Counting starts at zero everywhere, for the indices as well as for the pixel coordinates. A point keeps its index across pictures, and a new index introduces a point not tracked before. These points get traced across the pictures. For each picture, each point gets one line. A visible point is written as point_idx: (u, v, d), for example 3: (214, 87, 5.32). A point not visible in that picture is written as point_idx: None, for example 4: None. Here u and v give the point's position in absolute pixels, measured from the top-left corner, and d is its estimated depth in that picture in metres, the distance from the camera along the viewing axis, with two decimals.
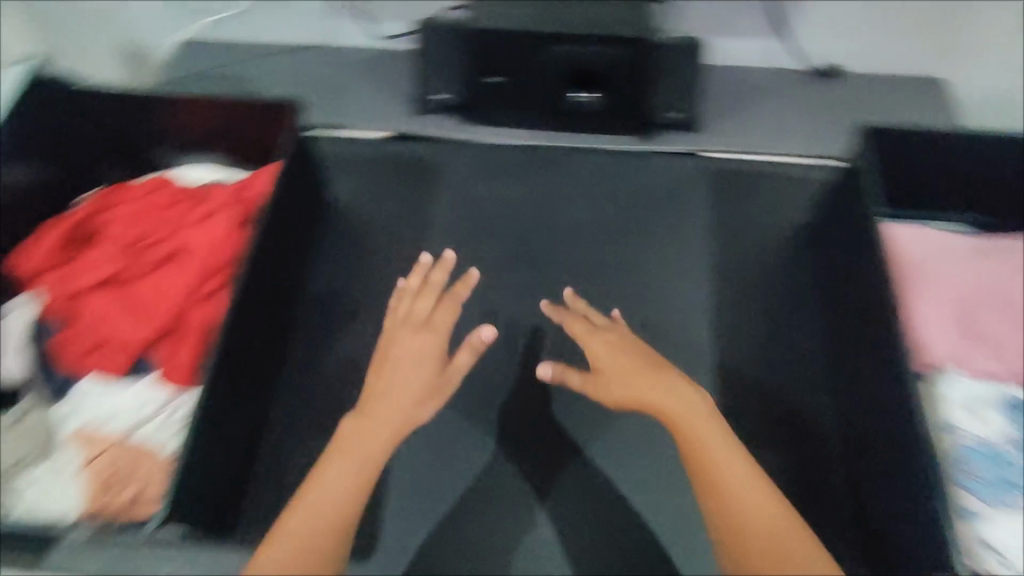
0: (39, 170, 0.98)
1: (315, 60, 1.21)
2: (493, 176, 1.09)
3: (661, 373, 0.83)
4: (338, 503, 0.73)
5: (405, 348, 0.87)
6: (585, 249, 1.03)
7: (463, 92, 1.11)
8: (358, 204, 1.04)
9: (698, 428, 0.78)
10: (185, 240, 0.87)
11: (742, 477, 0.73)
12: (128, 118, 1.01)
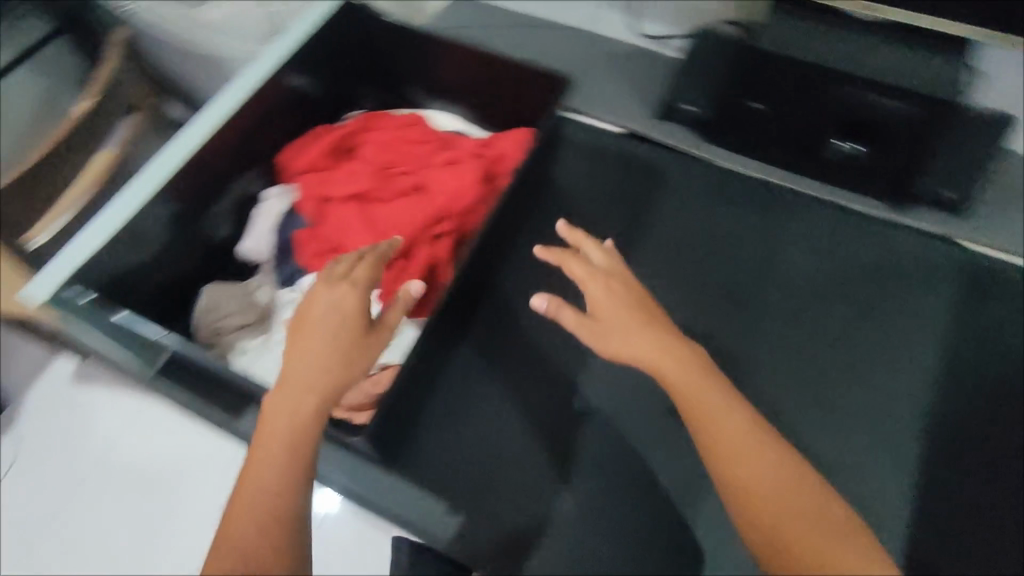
0: (312, 82, 1.01)
1: (571, 39, 1.18)
2: (719, 204, 1.06)
3: (650, 329, 0.66)
4: (262, 498, 0.60)
5: (329, 297, 0.70)
6: (793, 306, 0.98)
7: (717, 109, 1.02)
8: (580, 195, 1.06)
9: (706, 407, 0.61)
10: (430, 177, 0.89)
11: (757, 440, 0.59)
12: (402, 50, 1.06)
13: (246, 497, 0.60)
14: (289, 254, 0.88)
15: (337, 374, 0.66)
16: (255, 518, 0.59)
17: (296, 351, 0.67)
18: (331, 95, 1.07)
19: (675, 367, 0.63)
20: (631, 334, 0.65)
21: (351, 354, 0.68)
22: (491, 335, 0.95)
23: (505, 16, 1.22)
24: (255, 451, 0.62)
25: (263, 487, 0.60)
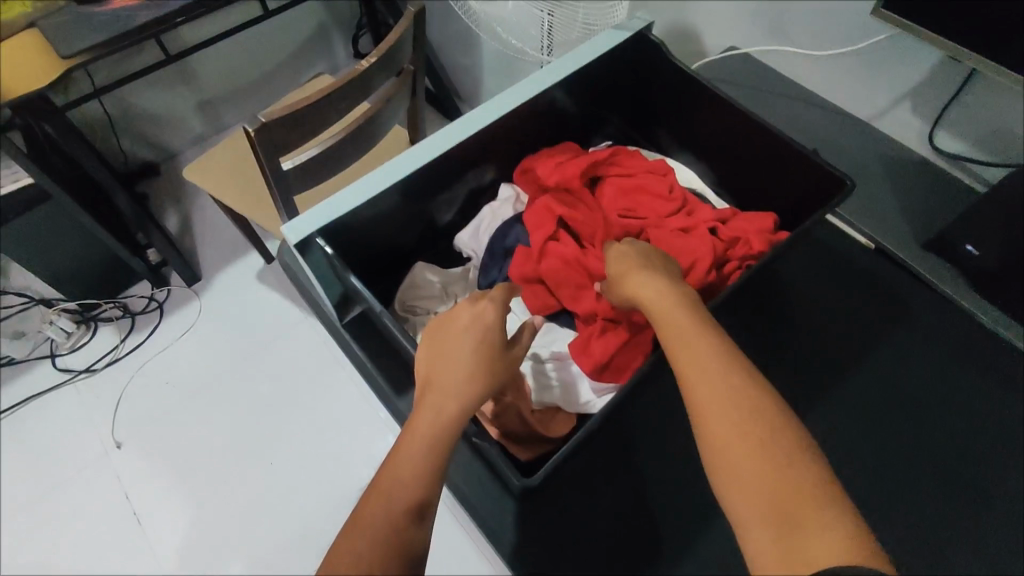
0: (576, 103, 1.01)
1: (844, 129, 1.09)
2: (938, 367, 1.00)
3: (662, 282, 0.64)
4: (390, 516, 0.53)
5: (475, 311, 0.65)
6: (981, 504, 0.92)
7: (1004, 265, 0.90)
8: (796, 303, 1.08)
9: (687, 349, 0.55)
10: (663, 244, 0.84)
11: (715, 380, 0.52)
12: (671, 97, 1.01)
13: (374, 506, 0.54)
14: (497, 260, 0.91)
15: (474, 386, 0.62)
16: (384, 533, 0.52)
17: (437, 359, 0.64)
18: (584, 116, 1.06)
19: (678, 313, 0.59)
20: (646, 288, 0.64)
21: (487, 373, 0.63)
22: (661, 404, 0.99)
23: (781, 83, 1.14)
24: (385, 466, 0.57)
25: (394, 500, 0.54)
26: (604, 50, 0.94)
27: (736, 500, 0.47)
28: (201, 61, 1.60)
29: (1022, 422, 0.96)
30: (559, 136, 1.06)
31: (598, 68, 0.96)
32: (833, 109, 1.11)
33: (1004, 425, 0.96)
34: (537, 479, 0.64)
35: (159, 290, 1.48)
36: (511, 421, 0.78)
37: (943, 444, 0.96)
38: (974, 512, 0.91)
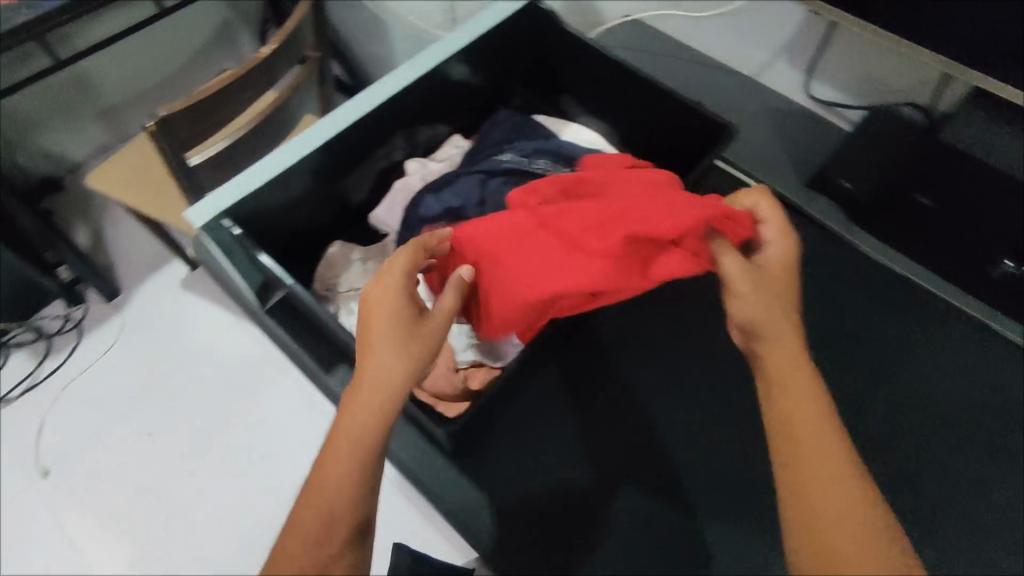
0: (476, 75, 1.04)
1: (733, 86, 1.16)
2: (847, 289, 1.02)
3: (780, 333, 0.53)
4: (324, 528, 0.51)
5: (382, 293, 0.60)
6: (900, 413, 0.93)
7: (876, 192, 0.98)
8: None
9: (806, 420, 0.50)
10: (631, 210, 0.67)
11: (834, 460, 0.48)
12: (567, 63, 1.06)
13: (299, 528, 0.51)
14: (413, 231, 0.92)
15: (389, 371, 0.56)
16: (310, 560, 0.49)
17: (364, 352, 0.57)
18: (487, 89, 1.09)
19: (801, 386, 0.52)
20: (768, 340, 0.54)
21: (401, 352, 0.57)
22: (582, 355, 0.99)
23: (676, 48, 1.21)
24: (315, 466, 0.54)
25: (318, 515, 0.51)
26: (497, 23, 0.99)
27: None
28: (102, 70, 1.54)
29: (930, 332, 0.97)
30: (468, 111, 1.09)
31: (491, 39, 1.00)
32: (721, 68, 1.18)
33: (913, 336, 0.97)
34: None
35: (76, 308, 1.42)
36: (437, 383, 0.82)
37: (861, 363, 0.97)
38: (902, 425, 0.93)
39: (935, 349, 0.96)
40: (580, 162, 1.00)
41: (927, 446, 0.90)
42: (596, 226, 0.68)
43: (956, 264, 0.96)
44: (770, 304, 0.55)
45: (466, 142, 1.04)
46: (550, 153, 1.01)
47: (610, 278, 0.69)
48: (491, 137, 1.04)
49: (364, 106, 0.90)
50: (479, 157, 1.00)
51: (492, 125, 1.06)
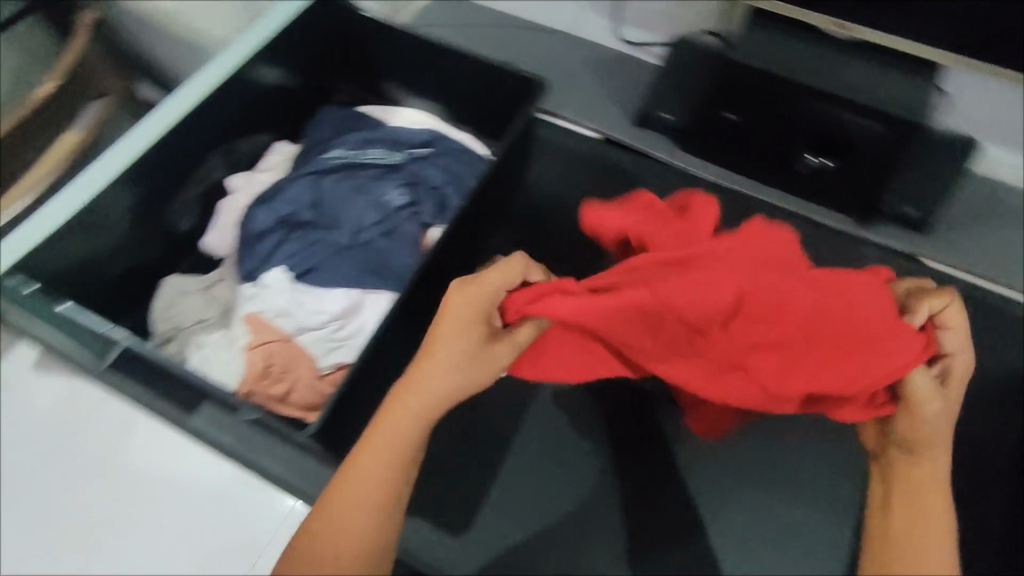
0: (286, 75, 1.00)
1: (551, 43, 1.19)
2: None
3: (928, 439, 0.58)
4: (359, 517, 0.54)
5: (463, 304, 0.59)
6: None
7: (692, 118, 1.01)
8: (549, 194, 1.06)
9: (928, 506, 0.56)
10: (812, 382, 0.60)
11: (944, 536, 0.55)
12: (375, 46, 1.03)
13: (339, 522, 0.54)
14: (251, 246, 0.88)
15: (453, 387, 0.58)
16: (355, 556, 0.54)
17: (422, 357, 0.58)
18: (303, 88, 1.05)
19: (928, 478, 0.58)
20: (915, 441, 0.59)
21: (460, 369, 0.57)
22: None
23: (491, 15, 1.22)
24: (360, 452, 0.56)
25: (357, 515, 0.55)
26: (291, 17, 0.94)
27: None
28: None
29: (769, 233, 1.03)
30: (289, 115, 1.05)
31: (289, 35, 0.95)
32: (535, 26, 1.21)
33: None
34: (313, 428, 0.69)
35: None
36: (306, 393, 0.81)
37: None
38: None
39: None
40: (412, 145, 0.99)
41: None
42: (751, 345, 0.60)
43: (777, 171, 1.01)
44: (927, 434, 0.58)
45: (294, 147, 1.00)
46: (380, 140, 0.99)
47: (714, 382, 0.63)
48: (317, 137, 1.00)
49: (156, 129, 0.82)
50: (307, 159, 0.96)
51: (316, 127, 1.02)
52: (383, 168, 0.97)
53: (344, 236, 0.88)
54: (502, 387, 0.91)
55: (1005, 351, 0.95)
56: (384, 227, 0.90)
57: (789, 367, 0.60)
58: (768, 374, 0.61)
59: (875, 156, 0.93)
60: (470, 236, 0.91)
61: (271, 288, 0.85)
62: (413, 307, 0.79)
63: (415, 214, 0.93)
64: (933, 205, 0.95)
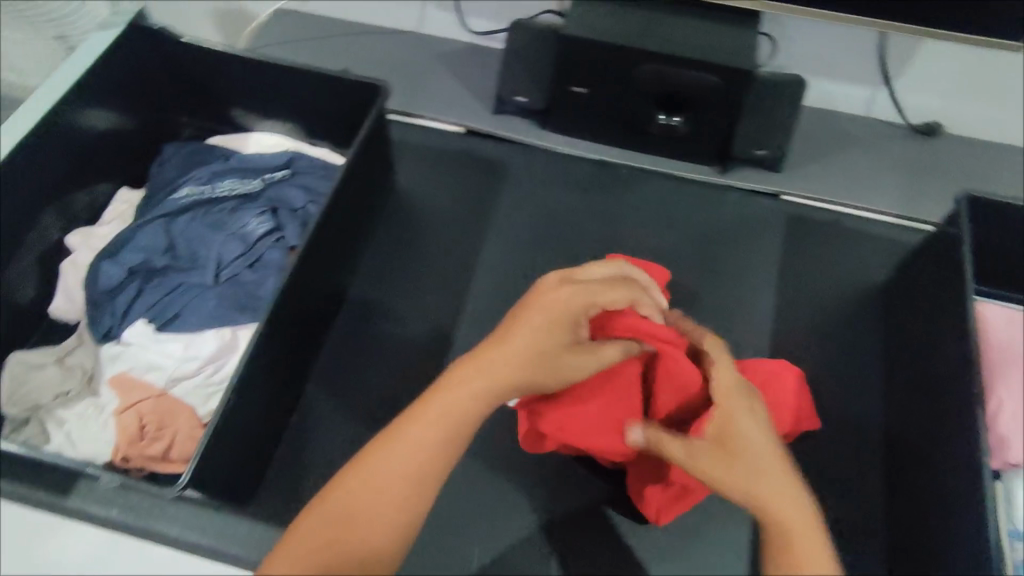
0: (116, 118, 0.94)
1: (401, 45, 1.18)
2: (567, 184, 1.06)
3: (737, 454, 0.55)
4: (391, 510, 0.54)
5: (573, 294, 0.63)
6: None
7: (544, 97, 1.04)
8: (420, 193, 1.04)
9: (793, 524, 0.51)
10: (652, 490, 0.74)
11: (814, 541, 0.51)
12: (206, 72, 0.97)
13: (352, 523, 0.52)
14: (104, 305, 0.83)
15: (512, 386, 0.60)
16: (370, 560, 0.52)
17: (495, 340, 0.61)
18: (142, 129, 0.99)
19: (767, 483, 0.53)
20: (728, 462, 0.54)
21: (528, 358, 0.60)
22: (340, 350, 0.90)
23: (336, 27, 1.20)
24: (399, 424, 0.57)
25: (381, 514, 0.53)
26: (105, 56, 0.88)
27: None
28: None
29: (641, 194, 1.06)
30: (132, 161, 0.99)
31: (106, 75, 0.89)
32: (383, 31, 1.19)
33: (628, 201, 1.05)
34: (180, 484, 0.66)
35: None
36: (188, 444, 0.76)
37: (599, 243, 1.02)
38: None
39: (650, 206, 1.05)
40: (267, 170, 0.95)
41: (676, 292, 0.98)
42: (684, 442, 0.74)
43: (634, 134, 1.05)
44: (729, 446, 0.55)
45: (139, 193, 0.96)
46: (231, 170, 0.95)
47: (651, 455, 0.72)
48: (162, 178, 0.95)
49: None
50: (154, 204, 0.91)
51: (160, 167, 0.97)
52: (239, 198, 0.92)
53: (205, 276, 0.84)
54: (398, 396, 0.87)
55: (871, 264, 0.99)
56: (247, 259, 0.86)
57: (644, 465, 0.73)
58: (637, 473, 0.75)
59: (715, 106, 0.97)
60: (335, 252, 0.88)
61: (131, 343, 0.80)
62: (285, 333, 0.78)
63: (279, 240, 0.89)
64: (777, 143, 1.01)
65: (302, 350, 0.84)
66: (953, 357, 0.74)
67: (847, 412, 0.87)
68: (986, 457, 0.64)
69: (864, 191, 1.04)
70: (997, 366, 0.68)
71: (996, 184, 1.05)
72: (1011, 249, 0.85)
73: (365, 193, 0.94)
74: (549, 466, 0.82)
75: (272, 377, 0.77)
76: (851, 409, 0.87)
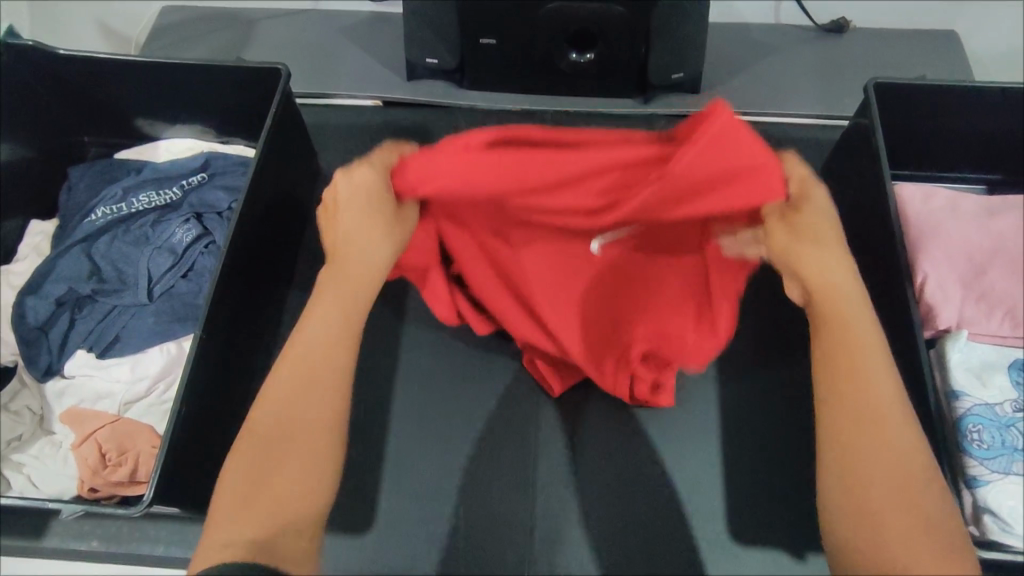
0: (12, 148, 0.89)
1: (302, 24, 1.14)
2: None
3: (820, 248, 0.62)
4: (334, 369, 0.61)
5: (351, 183, 0.65)
6: None
7: (454, 53, 1.03)
8: None
9: (856, 328, 0.60)
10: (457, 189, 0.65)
11: (872, 337, 0.60)
12: (97, 86, 0.92)
13: (304, 383, 0.60)
14: (38, 342, 0.80)
15: (347, 351, 0.63)
16: (312, 423, 0.59)
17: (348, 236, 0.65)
18: (44, 156, 0.94)
19: (841, 279, 0.62)
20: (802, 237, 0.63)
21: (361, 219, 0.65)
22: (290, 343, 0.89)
23: (233, 15, 1.15)
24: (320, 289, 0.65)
25: (305, 392, 0.60)
26: None
27: (868, 426, 0.56)
28: None
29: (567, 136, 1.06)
30: (40, 191, 0.95)
31: None
32: (281, 13, 1.15)
33: None
34: (142, 503, 0.65)
35: None
36: (151, 461, 0.74)
37: None
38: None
39: None
40: (183, 176, 0.92)
41: None
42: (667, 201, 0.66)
43: (551, 76, 1.04)
44: (807, 230, 0.63)
45: (52, 222, 0.92)
46: (145, 182, 0.91)
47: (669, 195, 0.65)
48: (75, 202, 0.91)
49: None
50: (69, 229, 0.88)
51: (70, 192, 0.93)
52: (160, 209, 0.89)
53: (138, 294, 0.82)
54: (357, 378, 0.85)
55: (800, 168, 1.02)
56: (179, 270, 0.84)
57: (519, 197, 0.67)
58: (541, 171, 0.65)
59: (625, 37, 0.96)
60: (267, 245, 0.86)
61: (78, 374, 0.79)
62: (224, 334, 0.77)
63: (209, 245, 0.87)
64: (691, 64, 1.01)
65: (247, 348, 0.82)
66: (880, 241, 0.76)
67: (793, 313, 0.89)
68: (918, 326, 0.66)
69: (782, 96, 1.06)
70: (919, 239, 0.71)
71: (907, 69, 1.08)
72: (919, 127, 0.88)
73: (289, 182, 0.91)
74: (519, 415, 0.82)
75: (217, 380, 0.76)
76: None
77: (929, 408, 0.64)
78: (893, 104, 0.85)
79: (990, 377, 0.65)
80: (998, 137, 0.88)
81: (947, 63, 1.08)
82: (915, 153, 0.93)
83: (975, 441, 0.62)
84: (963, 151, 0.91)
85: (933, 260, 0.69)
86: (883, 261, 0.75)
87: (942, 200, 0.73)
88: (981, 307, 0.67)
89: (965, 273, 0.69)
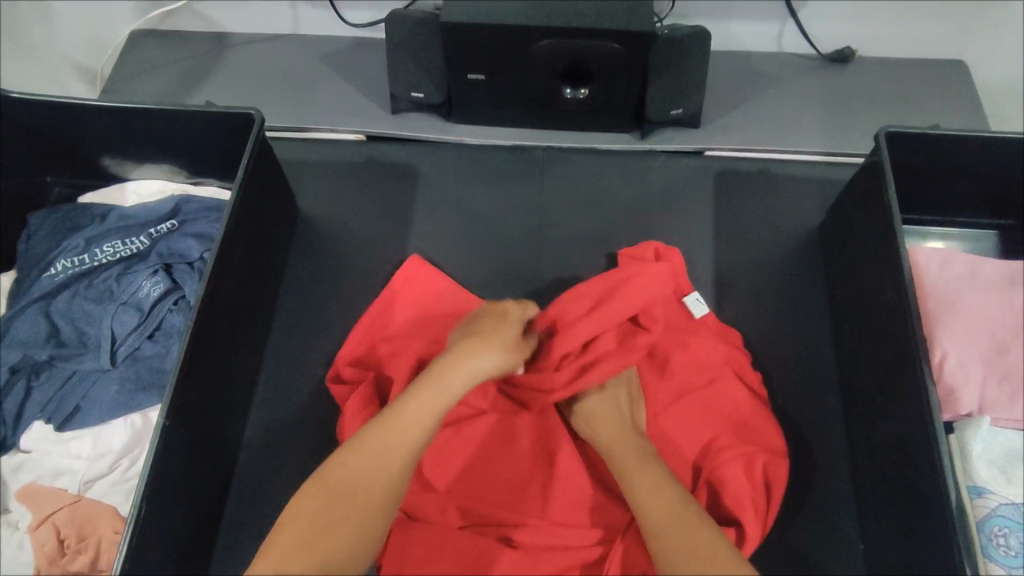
0: None
1: (279, 51, 1.08)
2: (480, 176, 1.00)
3: (645, 467, 0.69)
4: (379, 484, 0.62)
5: (500, 315, 0.76)
6: (577, 257, 0.94)
7: (441, 88, 0.97)
8: (327, 215, 0.97)
9: (679, 539, 0.62)
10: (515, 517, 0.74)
11: (679, 510, 0.64)
12: (56, 126, 0.85)
13: (361, 492, 0.61)
14: None
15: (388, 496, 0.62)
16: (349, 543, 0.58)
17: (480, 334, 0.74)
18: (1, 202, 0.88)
19: (668, 498, 0.66)
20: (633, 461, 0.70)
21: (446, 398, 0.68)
22: (266, 405, 0.84)
23: (207, 41, 1.09)
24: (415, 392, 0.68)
25: (361, 492, 0.61)
26: None
27: None
28: None
29: (559, 173, 1.00)
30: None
31: None
32: (257, 39, 1.09)
33: (545, 183, 1.00)
34: None
35: None
36: (113, 549, 0.70)
37: (525, 234, 0.96)
38: (587, 268, 0.94)
39: (573, 186, 0.99)
40: (152, 222, 0.86)
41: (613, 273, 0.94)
42: None
43: (547, 111, 0.98)
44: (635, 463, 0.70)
45: (9, 276, 0.85)
46: (109, 231, 0.85)
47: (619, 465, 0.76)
48: (33, 253, 0.85)
49: None
50: (24, 286, 0.82)
51: (28, 242, 0.86)
52: (126, 260, 0.83)
53: (100, 359, 0.76)
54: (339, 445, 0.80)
55: (804, 209, 0.97)
56: (145, 330, 0.79)
57: (559, 549, 0.72)
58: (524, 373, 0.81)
59: (620, 72, 0.91)
60: (242, 303, 0.81)
61: (34, 449, 0.73)
62: (195, 407, 0.72)
63: (178, 302, 0.81)
64: (692, 99, 0.96)
65: (222, 416, 0.77)
66: (891, 306, 0.72)
67: (795, 369, 0.86)
68: (936, 411, 0.64)
69: (785, 131, 1.01)
70: (938, 315, 0.70)
71: (915, 102, 1.03)
72: (930, 176, 0.84)
73: (267, 230, 0.86)
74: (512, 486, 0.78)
75: (189, 457, 0.71)
76: (800, 364, 0.86)
77: (952, 501, 0.62)
78: (904, 153, 0.81)
79: (1016, 475, 0.65)
80: (1013, 184, 0.83)
81: (955, 95, 1.03)
82: (926, 199, 0.88)
83: (1000, 546, 0.63)
84: (975, 198, 0.87)
85: (950, 341, 0.69)
86: (897, 329, 0.71)
87: (960, 266, 0.73)
88: (997, 389, 0.67)
89: (986, 351, 0.68)
